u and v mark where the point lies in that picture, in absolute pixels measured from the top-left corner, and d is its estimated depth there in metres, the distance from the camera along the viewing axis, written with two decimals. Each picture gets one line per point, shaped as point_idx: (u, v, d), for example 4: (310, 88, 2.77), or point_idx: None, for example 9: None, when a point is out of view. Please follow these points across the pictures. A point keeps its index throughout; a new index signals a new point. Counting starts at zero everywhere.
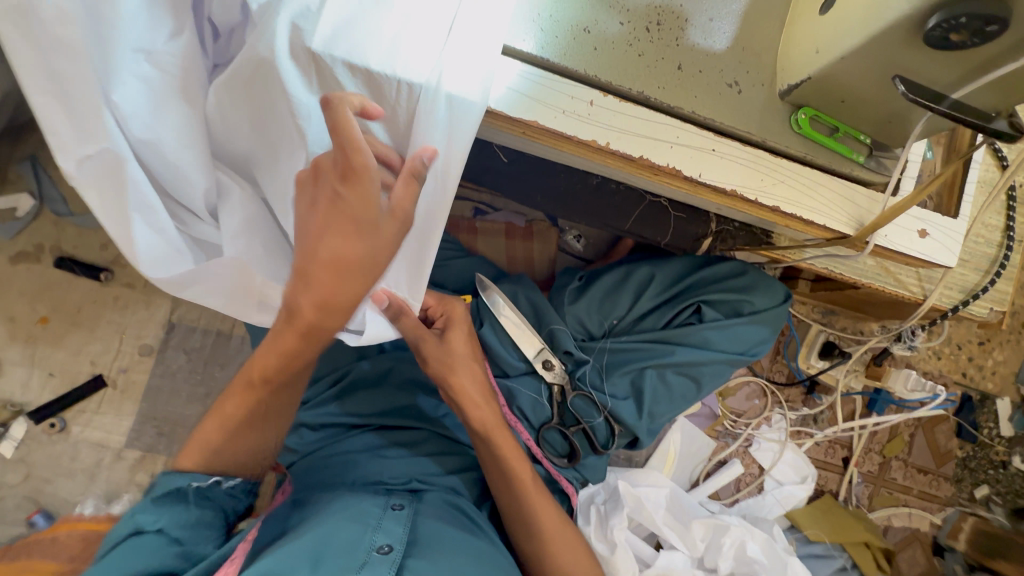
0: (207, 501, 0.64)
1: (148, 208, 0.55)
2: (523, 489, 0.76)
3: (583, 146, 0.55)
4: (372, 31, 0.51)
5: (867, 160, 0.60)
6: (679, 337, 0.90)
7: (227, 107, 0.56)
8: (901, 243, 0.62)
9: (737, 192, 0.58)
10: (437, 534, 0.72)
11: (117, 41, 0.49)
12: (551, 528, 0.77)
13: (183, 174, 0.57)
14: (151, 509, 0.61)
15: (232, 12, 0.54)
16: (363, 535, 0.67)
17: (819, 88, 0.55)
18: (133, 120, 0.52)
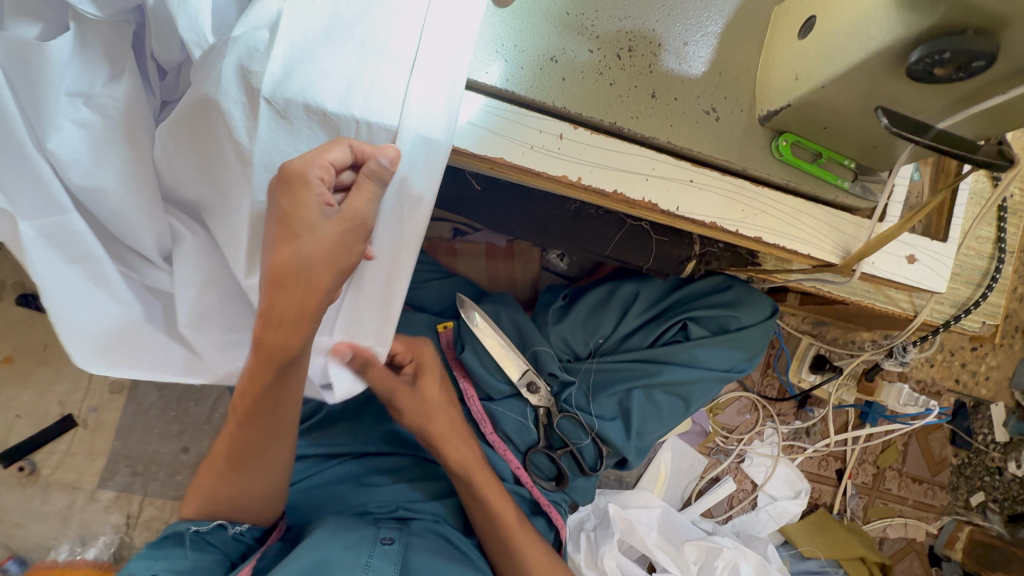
0: (206, 545, 0.63)
1: (87, 258, 0.52)
2: (509, 518, 0.75)
3: (554, 181, 0.53)
4: (318, 66, 0.48)
5: (853, 185, 0.57)
6: (667, 356, 0.85)
7: (172, 151, 0.53)
8: (889, 270, 0.59)
9: (716, 224, 0.55)
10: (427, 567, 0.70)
11: (47, 87, 0.47)
12: (537, 558, 0.75)
13: (129, 221, 0.55)
14: (148, 555, 0.61)
15: (174, 50, 0.51)
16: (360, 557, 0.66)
17: (800, 114, 0.52)
18: (71, 167, 0.50)
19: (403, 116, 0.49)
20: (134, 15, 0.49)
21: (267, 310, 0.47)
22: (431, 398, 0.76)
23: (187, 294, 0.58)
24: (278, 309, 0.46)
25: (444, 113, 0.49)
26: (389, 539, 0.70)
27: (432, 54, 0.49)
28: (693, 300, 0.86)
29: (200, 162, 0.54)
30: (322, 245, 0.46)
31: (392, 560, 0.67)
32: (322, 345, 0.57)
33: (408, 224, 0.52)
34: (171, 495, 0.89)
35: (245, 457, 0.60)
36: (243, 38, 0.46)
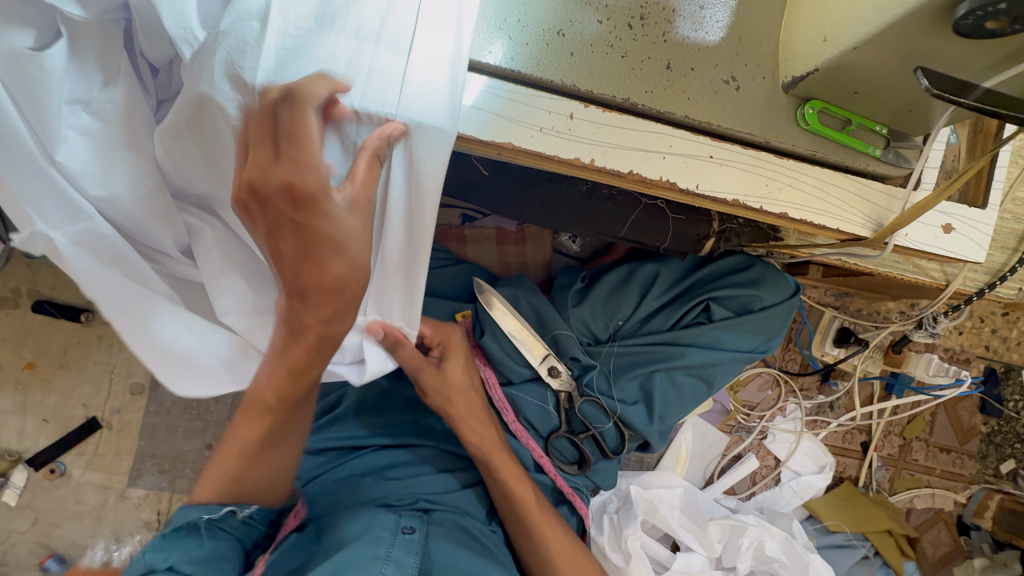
0: (220, 532, 0.60)
1: (124, 262, 0.52)
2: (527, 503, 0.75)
3: (565, 165, 0.50)
4: (314, 56, 0.46)
5: (884, 153, 0.54)
6: (689, 338, 0.83)
7: (176, 151, 0.51)
8: (923, 241, 0.56)
9: (739, 202, 0.52)
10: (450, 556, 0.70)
11: (49, 97, 0.45)
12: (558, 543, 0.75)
13: (148, 222, 0.54)
14: (162, 547, 0.57)
15: (162, 46, 0.49)
16: (382, 539, 0.67)
17: (828, 80, 0.48)
18: (84, 178, 0.49)
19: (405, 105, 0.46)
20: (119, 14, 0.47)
21: (299, 299, 0.48)
22: (459, 385, 0.77)
23: (220, 286, 0.58)
24: (302, 306, 0.48)
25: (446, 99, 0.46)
26: (410, 529, 0.70)
27: (431, 36, 0.46)
28: (715, 281, 0.84)
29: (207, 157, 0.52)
30: (335, 247, 0.46)
31: (414, 551, 0.67)
32: (355, 325, 0.59)
33: (420, 218, 0.50)
34: None
35: (259, 450, 0.60)
36: (232, 33, 0.43)
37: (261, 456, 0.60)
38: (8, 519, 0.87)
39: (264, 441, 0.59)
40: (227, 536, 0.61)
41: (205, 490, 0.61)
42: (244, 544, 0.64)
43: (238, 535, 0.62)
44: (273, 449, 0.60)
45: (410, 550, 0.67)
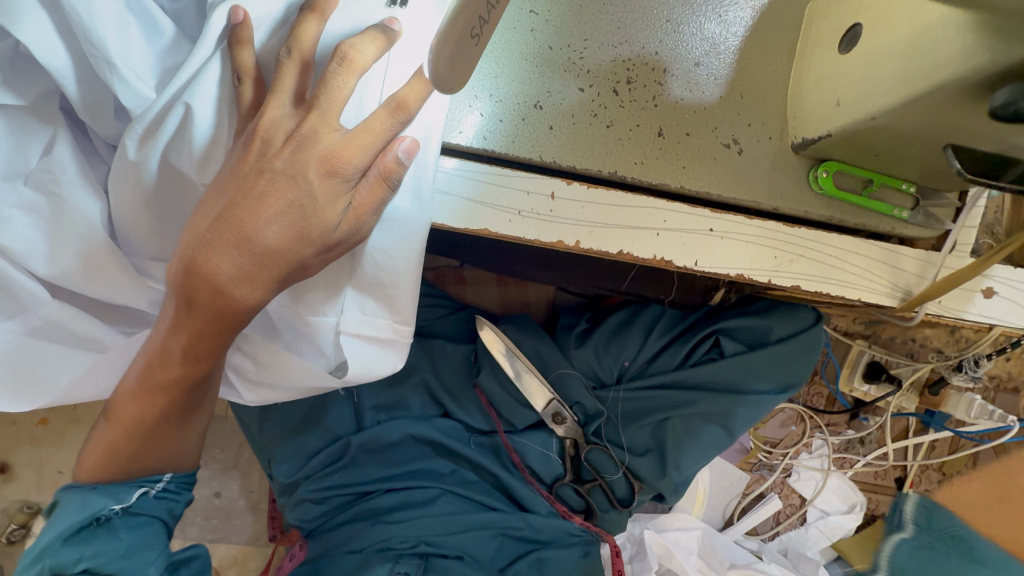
0: (138, 519, 0.53)
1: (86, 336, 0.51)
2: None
3: (548, 247, 0.46)
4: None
5: (912, 215, 0.48)
6: (703, 379, 0.74)
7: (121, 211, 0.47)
8: (959, 308, 0.50)
9: (744, 277, 0.47)
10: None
11: None
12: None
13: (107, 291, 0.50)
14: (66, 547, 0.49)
15: (103, 123, 0.46)
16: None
17: (844, 143, 0.43)
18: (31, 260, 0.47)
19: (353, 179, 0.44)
20: (53, 102, 0.47)
21: (217, 239, 0.41)
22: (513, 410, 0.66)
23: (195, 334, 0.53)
24: (219, 245, 0.41)
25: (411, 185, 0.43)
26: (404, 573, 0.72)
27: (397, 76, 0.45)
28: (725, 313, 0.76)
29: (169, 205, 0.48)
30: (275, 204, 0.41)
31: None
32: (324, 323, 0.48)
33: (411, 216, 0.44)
34: (208, 539, 0.91)
35: (153, 436, 0.51)
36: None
37: (158, 438, 0.52)
38: None
39: (166, 423, 0.51)
40: (149, 520, 0.54)
41: (90, 467, 0.52)
42: (170, 521, 0.56)
43: (166, 515, 0.55)
44: (176, 430, 0.52)
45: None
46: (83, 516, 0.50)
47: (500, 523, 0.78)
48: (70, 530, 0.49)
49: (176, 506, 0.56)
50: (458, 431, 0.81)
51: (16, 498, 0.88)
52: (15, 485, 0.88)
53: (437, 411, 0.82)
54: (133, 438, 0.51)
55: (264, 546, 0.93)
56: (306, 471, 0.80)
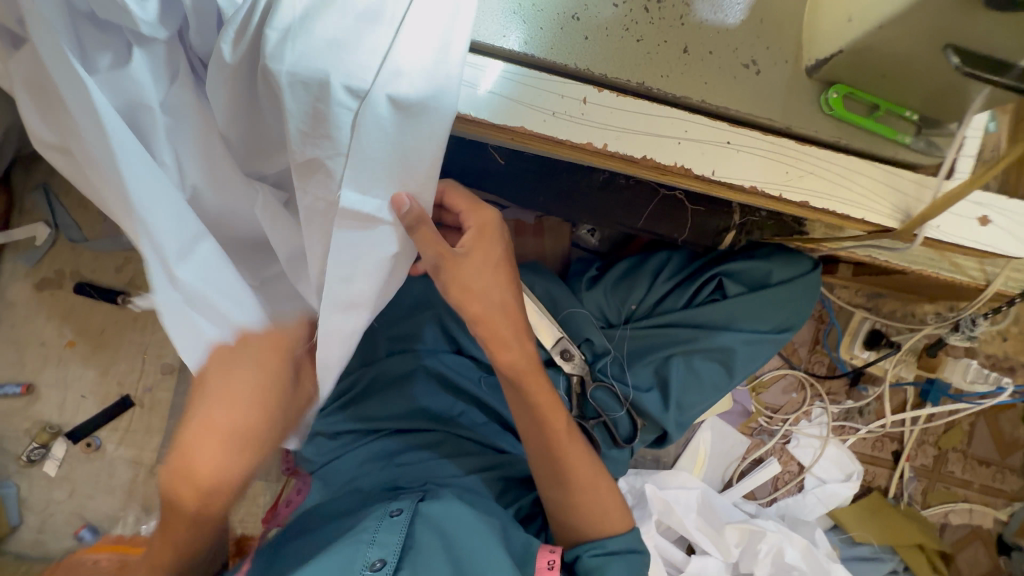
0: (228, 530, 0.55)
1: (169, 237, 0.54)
2: (544, 466, 0.66)
3: (577, 149, 0.50)
4: None
5: (915, 141, 0.52)
6: (707, 321, 0.76)
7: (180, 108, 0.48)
8: (955, 233, 0.53)
9: (757, 189, 0.51)
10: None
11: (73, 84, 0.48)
12: (574, 463, 0.65)
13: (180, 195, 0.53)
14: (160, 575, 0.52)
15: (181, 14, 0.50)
16: (354, 557, 0.57)
17: (853, 62, 0.47)
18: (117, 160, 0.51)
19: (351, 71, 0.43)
20: None
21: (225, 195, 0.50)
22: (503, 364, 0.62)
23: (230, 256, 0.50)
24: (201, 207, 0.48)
25: (426, 83, 0.44)
26: (399, 511, 0.62)
27: None
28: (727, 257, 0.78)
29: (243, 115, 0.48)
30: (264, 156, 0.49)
31: (398, 533, 0.59)
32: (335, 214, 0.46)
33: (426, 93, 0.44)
34: None
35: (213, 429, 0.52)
36: None
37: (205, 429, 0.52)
38: (47, 490, 0.92)
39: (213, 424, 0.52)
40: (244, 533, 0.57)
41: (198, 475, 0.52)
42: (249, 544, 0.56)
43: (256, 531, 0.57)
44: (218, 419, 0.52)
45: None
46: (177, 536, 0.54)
47: (507, 466, 0.75)
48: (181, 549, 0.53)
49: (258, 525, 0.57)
50: (468, 369, 0.79)
51: (39, 419, 0.91)
52: (39, 405, 0.91)
53: (449, 347, 0.80)
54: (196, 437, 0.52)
55: (275, 481, 0.96)
56: (318, 403, 0.78)
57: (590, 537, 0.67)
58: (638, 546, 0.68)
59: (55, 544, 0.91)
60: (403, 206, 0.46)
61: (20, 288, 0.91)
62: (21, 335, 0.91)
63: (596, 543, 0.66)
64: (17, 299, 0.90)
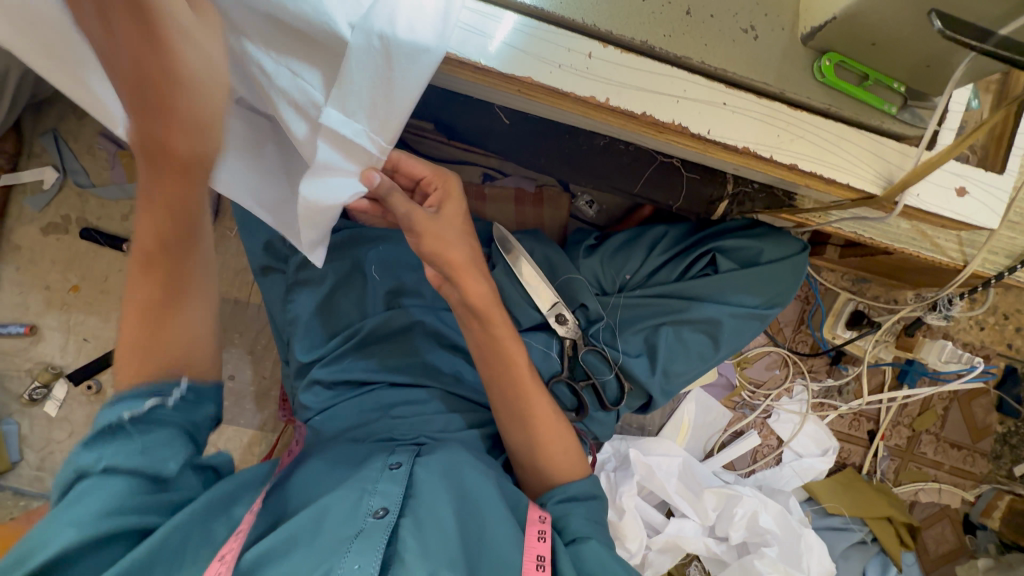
0: (154, 426, 0.49)
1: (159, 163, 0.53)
2: (508, 411, 0.67)
3: (581, 103, 0.52)
4: None
5: (901, 112, 0.54)
6: (697, 292, 0.79)
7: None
8: (934, 203, 0.56)
9: (750, 150, 0.54)
10: (435, 534, 0.55)
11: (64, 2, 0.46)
12: (543, 410, 0.67)
13: None
14: (91, 448, 0.47)
15: None
16: (356, 504, 0.57)
17: (845, 31, 0.49)
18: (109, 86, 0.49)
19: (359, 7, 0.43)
20: None
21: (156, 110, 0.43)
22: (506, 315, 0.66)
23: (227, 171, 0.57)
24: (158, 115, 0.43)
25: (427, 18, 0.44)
26: (399, 464, 0.63)
27: None
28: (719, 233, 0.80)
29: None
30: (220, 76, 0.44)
31: (399, 483, 0.60)
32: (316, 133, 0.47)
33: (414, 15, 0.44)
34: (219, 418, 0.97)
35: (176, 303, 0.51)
36: None
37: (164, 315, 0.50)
38: (47, 429, 0.94)
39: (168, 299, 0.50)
40: (173, 427, 0.50)
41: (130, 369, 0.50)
42: (193, 434, 0.52)
43: (188, 425, 0.51)
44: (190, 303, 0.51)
45: (381, 538, 0.54)
46: (102, 420, 0.47)
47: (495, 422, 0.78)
48: (101, 430, 0.47)
49: (196, 418, 0.52)
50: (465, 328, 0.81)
51: (42, 359, 0.93)
52: (42, 347, 0.93)
53: (447, 304, 0.81)
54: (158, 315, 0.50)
55: (271, 432, 0.98)
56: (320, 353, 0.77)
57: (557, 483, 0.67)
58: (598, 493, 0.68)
59: (54, 481, 0.94)
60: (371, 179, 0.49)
61: (26, 231, 0.92)
62: (26, 276, 0.92)
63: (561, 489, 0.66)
64: (24, 241, 0.92)
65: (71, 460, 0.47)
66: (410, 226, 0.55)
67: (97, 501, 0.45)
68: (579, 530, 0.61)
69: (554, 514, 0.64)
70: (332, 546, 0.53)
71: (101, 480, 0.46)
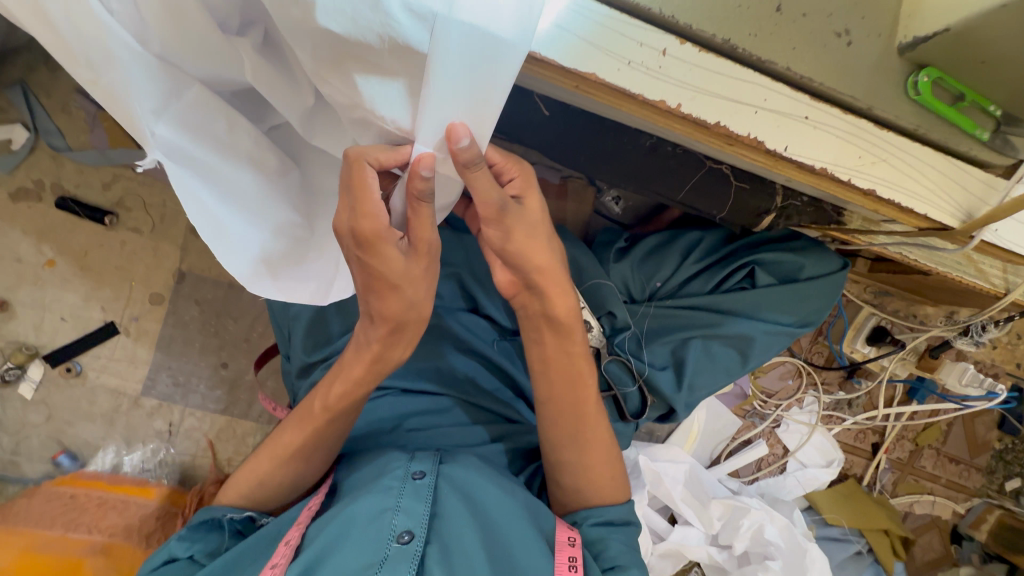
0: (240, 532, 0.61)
1: (192, 163, 0.49)
2: (559, 431, 0.63)
3: (648, 107, 0.46)
4: None
5: (992, 138, 0.49)
6: (730, 306, 0.75)
7: (166, 19, 0.44)
8: (1010, 238, 0.52)
9: (827, 171, 0.48)
10: (464, 563, 0.51)
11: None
12: (596, 431, 0.63)
13: (196, 121, 0.49)
14: (183, 538, 0.58)
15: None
16: (377, 526, 0.52)
17: (953, 46, 0.44)
18: (147, 85, 0.45)
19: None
20: None
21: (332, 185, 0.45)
22: (536, 328, 0.61)
23: (227, 172, 0.51)
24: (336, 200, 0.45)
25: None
26: (422, 474, 0.57)
27: None
28: (758, 245, 0.76)
29: (261, 50, 0.48)
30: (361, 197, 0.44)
31: (423, 500, 0.54)
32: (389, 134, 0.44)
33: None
34: (211, 408, 0.91)
35: (303, 459, 0.61)
36: None
37: (280, 467, 0.61)
38: (22, 412, 0.87)
39: (295, 458, 0.61)
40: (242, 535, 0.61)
41: (227, 495, 0.63)
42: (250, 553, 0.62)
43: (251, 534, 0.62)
44: (313, 439, 0.60)
45: (407, 568, 0.48)
46: (204, 515, 0.59)
47: (516, 436, 0.72)
48: (196, 520, 0.59)
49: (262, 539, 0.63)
50: (483, 330, 0.75)
51: (14, 338, 0.85)
52: (14, 324, 0.85)
53: (466, 306, 0.76)
54: (279, 457, 0.61)
55: (266, 424, 0.93)
56: (325, 353, 0.72)
57: (592, 505, 0.64)
58: (633, 518, 0.65)
59: (30, 467, 0.88)
60: (460, 139, 0.40)
61: None
62: None
63: (597, 510, 0.63)
64: None
65: (165, 546, 0.58)
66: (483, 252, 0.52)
67: None
68: (617, 558, 0.60)
69: (589, 537, 0.62)
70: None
71: (182, 566, 0.57)
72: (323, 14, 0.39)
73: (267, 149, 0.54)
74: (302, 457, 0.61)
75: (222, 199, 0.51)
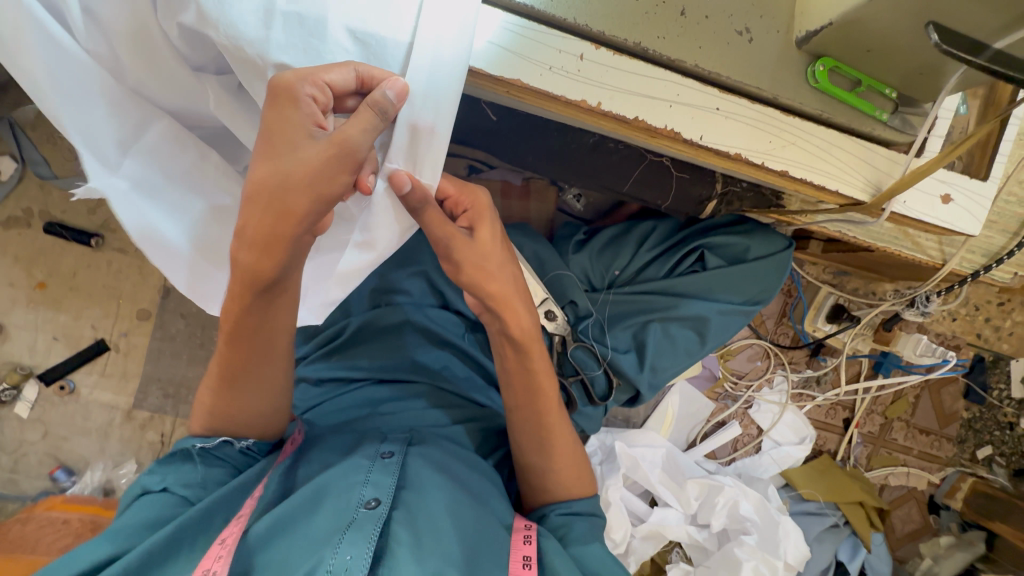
0: (215, 460, 0.60)
1: (156, 193, 0.54)
2: (524, 413, 0.67)
3: (571, 106, 0.50)
4: None
5: (891, 118, 0.54)
6: (684, 289, 0.79)
7: (138, 60, 0.49)
8: (920, 209, 0.57)
9: (741, 156, 0.53)
10: (427, 524, 0.54)
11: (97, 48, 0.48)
12: (552, 420, 0.66)
13: (163, 157, 0.55)
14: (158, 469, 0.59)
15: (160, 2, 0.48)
16: (348, 496, 0.55)
17: (841, 37, 0.48)
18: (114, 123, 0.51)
19: (359, 17, 0.45)
20: None
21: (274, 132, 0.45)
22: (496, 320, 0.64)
23: (184, 199, 0.56)
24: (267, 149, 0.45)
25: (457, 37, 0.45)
26: (390, 453, 0.60)
27: None
28: (708, 230, 0.80)
29: (233, 92, 0.52)
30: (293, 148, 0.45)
31: (391, 474, 0.58)
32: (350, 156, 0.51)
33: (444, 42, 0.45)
34: None
35: (230, 421, 0.60)
36: None
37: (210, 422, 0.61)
38: (19, 430, 0.91)
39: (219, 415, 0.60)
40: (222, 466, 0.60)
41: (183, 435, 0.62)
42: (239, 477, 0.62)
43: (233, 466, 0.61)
44: (237, 394, 0.59)
45: (373, 528, 0.51)
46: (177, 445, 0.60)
47: (487, 419, 0.75)
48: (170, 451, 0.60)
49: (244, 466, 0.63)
50: (453, 324, 0.79)
51: (10, 360, 0.89)
52: (9, 348, 0.89)
53: (436, 302, 0.80)
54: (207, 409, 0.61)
55: None
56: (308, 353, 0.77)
57: (558, 496, 0.67)
58: (598, 510, 0.69)
59: (29, 483, 0.91)
60: (403, 186, 0.48)
61: None
62: None
63: (562, 502, 0.67)
64: None
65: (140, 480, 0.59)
66: (446, 249, 0.56)
67: (136, 517, 0.54)
68: (583, 538, 0.63)
69: (554, 525, 0.65)
70: (324, 540, 0.51)
71: (157, 496, 0.57)
72: (279, 50, 0.45)
73: (233, 181, 0.59)
74: (226, 419, 0.60)
75: (177, 218, 0.56)
